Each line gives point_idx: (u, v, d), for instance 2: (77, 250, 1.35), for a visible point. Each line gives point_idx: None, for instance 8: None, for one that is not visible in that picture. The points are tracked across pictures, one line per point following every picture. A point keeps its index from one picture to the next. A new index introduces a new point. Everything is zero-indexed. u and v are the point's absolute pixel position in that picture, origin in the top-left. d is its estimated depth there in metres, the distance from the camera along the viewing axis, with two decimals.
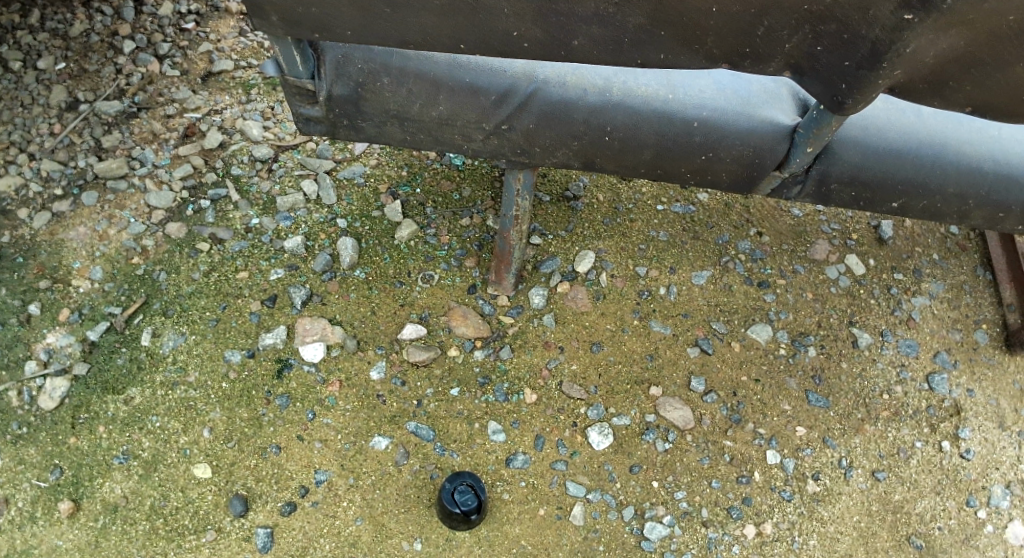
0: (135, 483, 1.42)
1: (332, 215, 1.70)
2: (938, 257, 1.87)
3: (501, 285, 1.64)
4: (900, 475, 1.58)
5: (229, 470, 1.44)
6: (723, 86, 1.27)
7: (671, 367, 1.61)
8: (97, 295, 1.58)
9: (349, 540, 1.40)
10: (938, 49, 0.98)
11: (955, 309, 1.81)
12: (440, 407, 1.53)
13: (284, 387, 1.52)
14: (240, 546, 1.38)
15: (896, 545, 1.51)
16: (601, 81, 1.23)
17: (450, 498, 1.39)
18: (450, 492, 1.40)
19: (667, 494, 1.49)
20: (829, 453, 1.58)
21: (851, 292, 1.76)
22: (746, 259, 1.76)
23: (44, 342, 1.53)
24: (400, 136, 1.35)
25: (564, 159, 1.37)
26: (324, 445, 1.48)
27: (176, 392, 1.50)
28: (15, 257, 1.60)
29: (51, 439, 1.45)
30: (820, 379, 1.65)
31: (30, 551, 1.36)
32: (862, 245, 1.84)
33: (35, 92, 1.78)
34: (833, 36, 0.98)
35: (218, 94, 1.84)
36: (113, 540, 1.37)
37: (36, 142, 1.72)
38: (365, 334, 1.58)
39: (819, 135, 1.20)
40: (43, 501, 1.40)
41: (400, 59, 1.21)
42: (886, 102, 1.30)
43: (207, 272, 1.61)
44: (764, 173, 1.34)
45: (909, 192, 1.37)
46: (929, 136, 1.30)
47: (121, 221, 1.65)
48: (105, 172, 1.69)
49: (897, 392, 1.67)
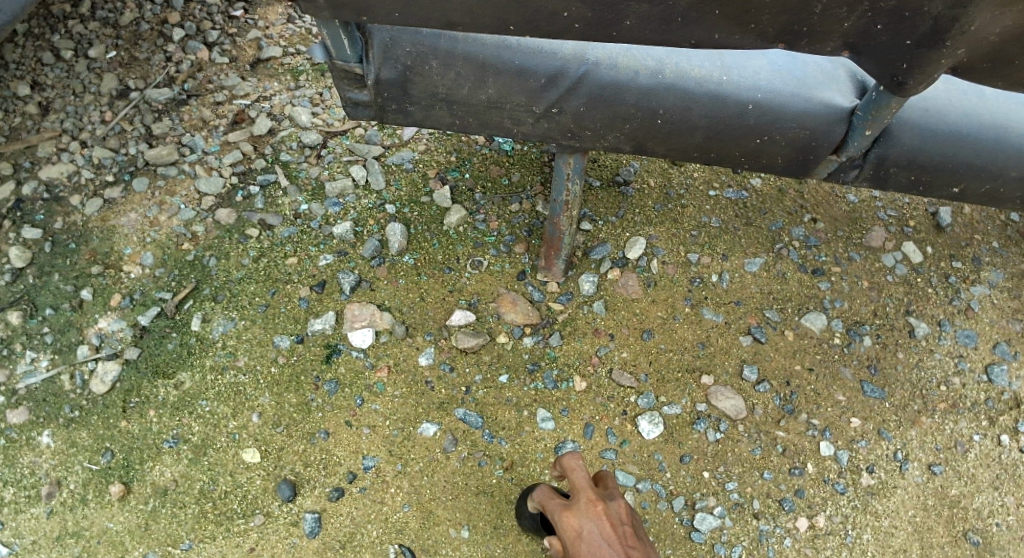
0: (184, 467, 1.44)
1: (380, 201, 1.70)
2: (998, 245, 1.81)
3: (550, 271, 1.62)
4: (957, 469, 1.56)
5: (278, 455, 1.46)
6: (778, 67, 1.24)
7: (723, 355, 1.59)
8: (148, 280, 1.59)
9: (396, 527, 1.42)
10: (1003, 26, 0.93)
11: (1015, 298, 1.75)
12: (489, 394, 1.53)
13: (333, 373, 1.52)
14: (287, 530, 1.41)
15: (952, 541, 1.51)
16: (653, 62, 1.21)
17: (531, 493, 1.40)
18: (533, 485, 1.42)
19: (718, 485, 1.49)
20: (884, 445, 1.56)
21: (908, 280, 1.72)
22: (800, 246, 1.72)
23: (96, 327, 1.55)
24: (448, 120, 1.34)
25: (615, 143, 1.34)
26: (373, 431, 1.48)
27: (226, 377, 1.51)
28: (67, 243, 1.62)
29: (102, 423, 1.47)
30: (876, 369, 1.62)
31: (82, 533, 1.39)
32: (919, 232, 1.79)
33: (86, 80, 1.79)
34: (892, 14, 0.95)
35: (267, 81, 1.85)
36: (163, 523, 1.40)
37: (88, 129, 1.74)
38: (414, 320, 1.58)
39: (877, 117, 1.18)
40: (95, 484, 1.42)
41: (449, 41, 1.20)
42: (946, 83, 1.26)
43: (256, 258, 1.62)
44: (819, 156, 1.31)
45: (970, 176, 1.34)
46: (991, 118, 1.27)
47: (171, 207, 1.66)
48: (155, 159, 1.70)
49: (955, 383, 1.63)
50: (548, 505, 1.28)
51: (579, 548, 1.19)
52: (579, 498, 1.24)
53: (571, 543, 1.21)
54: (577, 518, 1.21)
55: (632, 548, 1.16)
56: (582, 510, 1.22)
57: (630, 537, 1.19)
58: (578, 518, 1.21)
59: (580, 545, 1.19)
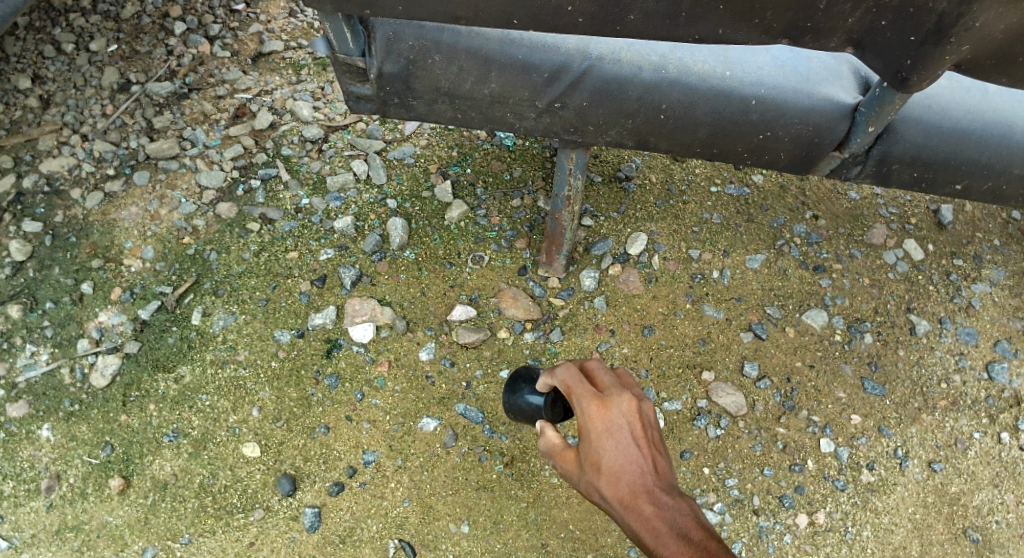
0: (184, 461, 1.44)
1: (381, 196, 1.70)
2: (999, 243, 1.81)
3: (551, 267, 1.62)
4: (957, 466, 1.56)
5: (278, 450, 1.46)
6: (782, 63, 1.24)
7: (724, 351, 1.59)
8: (148, 274, 1.59)
9: (396, 522, 1.42)
10: (1007, 23, 0.93)
11: (1016, 297, 1.75)
12: (489, 389, 1.53)
13: (333, 367, 1.52)
14: (287, 525, 1.41)
15: (952, 538, 1.51)
16: (656, 57, 1.21)
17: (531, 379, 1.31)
18: (534, 375, 1.33)
19: (718, 481, 1.49)
20: (884, 442, 1.56)
21: (909, 278, 1.72)
22: (802, 243, 1.72)
23: (96, 321, 1.54)
24: (450, 114, 1.34)
25: (618, 138, 1.34)
26: (373, 426, 1.48)
27: (226, 371, 1.50)
28: (68, 236, 1.62)
29: (102, 416, 1.47)
30: (877, 366, 1.62)
31: (81, 527, 1.39)
32: (920, 229, 1.79)
33: (88, 73, 1.79)
34: (897, 10, 0.95)
35: (268, 75, 1.85)
36: (163, 517, 1.40)
37: (89, 123, 1.73)
38: (415, 315, 1.58)
39: (881, 113, 1.18)
40: (95, 477, 1.42)
41: (452, 35, 1.20)
42: (950, 80, 1.26)
43: (257, 252, 1.62)
44: (823, 153, 1.31)
45: (973, 173, 1.33)
46: (995, 116, 1.26)
47: (172, 201, 1.66)
48: (156, 152, 1.70)
49: (955, 381, 1.63)
50: (573, 388, 1.08)
51: (604, 439, 1.01)
52: (614, 391, 1.07)
53: (592, 429, 1.03)
54: (612, 409, 1.03)
55: (663, 464, 1.02)
56: (621, 401, 1.04)
57: (660, 450, 1.04)
58: (612, 409, 1.03)
59: (606, 436, 1.01)
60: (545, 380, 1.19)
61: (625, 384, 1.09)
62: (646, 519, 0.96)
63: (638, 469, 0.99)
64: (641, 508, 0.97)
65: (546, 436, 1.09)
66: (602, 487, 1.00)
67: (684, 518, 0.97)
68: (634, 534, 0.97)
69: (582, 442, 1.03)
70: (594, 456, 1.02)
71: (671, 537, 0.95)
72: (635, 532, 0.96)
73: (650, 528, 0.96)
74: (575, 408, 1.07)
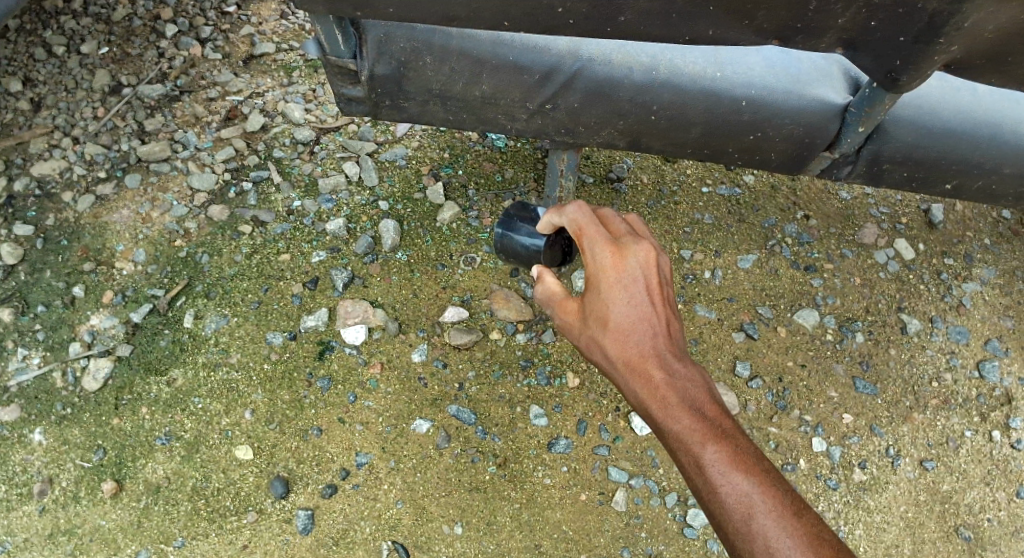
0: (177, 464, 1.44)
1: (373, 198, 1.70)
2: (990, 242, 1.82)
3: None
4: (948, 465, 1.56)
5: (271, 452, 1.46)
6: (773, 64, 1.23)
7: (716, 351, 1.59)
8: (140, 277, 1.59)
9: (389, 524, 1.42)
10: (998, 23, 0.93)
11: (1007, 296, 1.76)
12: (482, 391, 1.53)
13: (326, 369, 1.52)
14: (281, 527, 1.41)
15: (944, 536, 1.51)
16: (647, 58, 1.21)
17: (525, 219, 1.40)
18: (528, 209, 1.42)
19: None
20: (876, 441, 1.56)
21: (901, 277, 1.73)
22: (793, 243, 1.73)
23: (88, 324, 1.54)
24: (442, 115, 1.34)
25: (609, 139, 1.34)
26: (365, 428, 1.48)
27: (219, 373, 1.50)
28: (59, 240, 1.61)
29: (94, 420, 1.46)
30: (869, 365, 1.62)
31: (74, 531, 1.39)
32: (912, 229, 1.79)
33: (79, 76, 1.79)
34: (888, 9, 0.94)
35: (260, 77, 1.85)
36: (155, 520, 1.40)
37: (80, 125, 1.73)
38: (407, 317, 1.58)
39: (871, 113, 1.18)
40: (87, 481, 1.42)
41: (443, 37, 1.20)
42: (941, 80, 1.25)
43: (249, 255, 1.62)
44: (814, 152, 1.32)
45: (963, 172, 1.34)
46: (985, 116, 1.26)
47: (164, 204, 1.66)
48: (148, 155, 1.70)
49: (947, 379, 1.63)
50: (587, 232, 1.14)
51: (616, 290, 1.07)
52: (629, 240, 1.11)
53: (605, 278, 1.08)
54: (626, 259, 1.08)
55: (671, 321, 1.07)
56: (635, 251, 1.09)
57: (669, 303, 1.09)
58: (627, 257, 1.09)
59: (618, 286, 1.07)
60: (547, 218, 1.28)
61: (641, 235, 1.13)
62: (653, 379, 1.02)
63: (648, 330, 1.05)
64: (648, 369, 1.02)
65: (544, 282, 1.17)
66: (607, 342, 1.06)
67: (690, 387, 1.02)
68: (635, 393, 1.03)
69: (590, 290, 1.09)
70: (602, 308, 1.07)
71: (678, 403, 1.00)
72: (637, 392, 1.02)
73: (656, 392, 1.01)
74: (586, 255, 1.12)
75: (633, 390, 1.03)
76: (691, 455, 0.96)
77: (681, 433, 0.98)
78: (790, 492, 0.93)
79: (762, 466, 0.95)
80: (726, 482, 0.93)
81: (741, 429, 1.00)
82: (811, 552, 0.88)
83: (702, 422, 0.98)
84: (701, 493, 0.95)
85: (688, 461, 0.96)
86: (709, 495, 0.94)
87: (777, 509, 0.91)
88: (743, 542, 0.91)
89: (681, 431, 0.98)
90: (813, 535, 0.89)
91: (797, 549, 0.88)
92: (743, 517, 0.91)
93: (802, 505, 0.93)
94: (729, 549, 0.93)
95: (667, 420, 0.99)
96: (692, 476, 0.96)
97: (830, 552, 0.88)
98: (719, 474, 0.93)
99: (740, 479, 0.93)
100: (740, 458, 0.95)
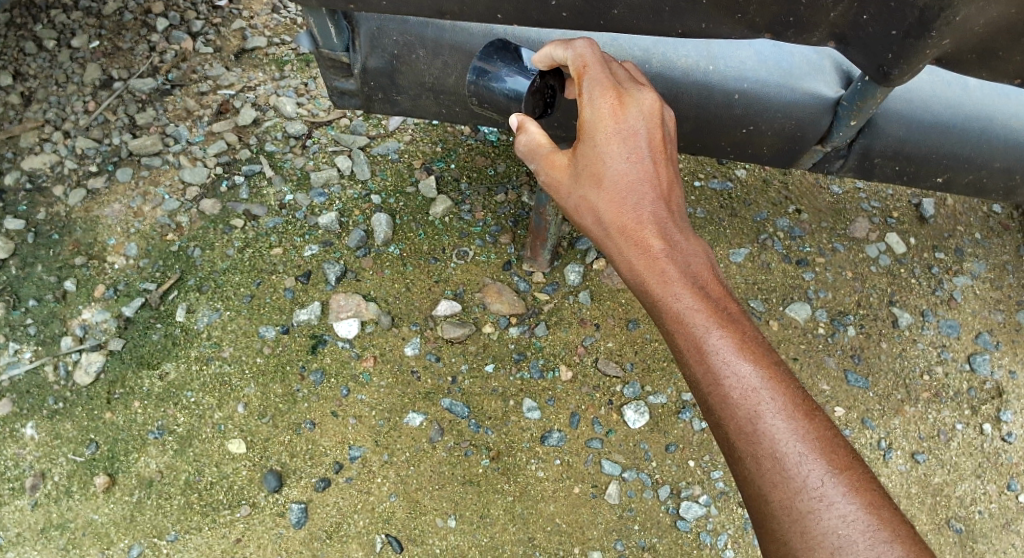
0: (170, 458, 1.44)
1: (366, 192, 1.70)
2: (981, 236, 1.83)
3: (536, 261, 1.63)
4: (940, 457, 1.57)
5: (264, 446, 1.45)
6: (765, 58, 1.22)
7: None
8: (132, 271, 1.58)
9: (383, 517, 1.42)
10: (988, 17, 0.93)
11: (997, 289, 1.76)
12: (475, 384, 1.53)
13: (319, 362, 1.52)
14: (274, 521, 1.41)
15: (936, 528, 1.52)
16: (640, 51, 1.21)
17: (508, 58, 1.13)
18: (510, 47, 1.14)
19: (703, 474, 1.51)
20: (868, 434, 1.57)
21: (892, 271, 1.73)
22: (786, 237, 1.73)
23: (80, 318, 1.54)
24: (434, 109, 1.34)
25: None
26: (359, 421, 1.48)
27: (211, 367, 1.50)
28: (50, 234, 1.61)
29: (87, 414, 1.46)
30: (860, 358, 1.63)
31: (66, 525, 1.38)
32: (903, 223, 1.80)
33: (69, 69, 1.78)
34: (878, 3, 0.94)
35: (251, 71, 1.84)
36: (149, 514, 1.40)
37: (70, 119, 1.72)
38: (400, 310, 1.58)
39: (863, 107, 1.17)
40: (79, 475, 1.42)
41: (436, 30, 1.20)
42: (932, 74, 1.25)
43: (241, 249, 1.61)
44: (805, 146, 1.32)
45: (954, 167, 1.34)
46: (976, 109, 1.26)
47: (156, 198, 1.65)
48: (139, 149, 1.69)
49: (938, 372, 1.64)
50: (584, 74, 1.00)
51: (614, 144, 0.95)
52: (631, 89, 0.99)
53: (601, 126, 0.96)
54: (626, 109, 0.96)
55: (670, 187, 0.97)
56: (638, 101, 0.97)
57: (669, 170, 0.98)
58: (629, 108, 0.96)
59: (616, 139, 0.95)
60: (547, 51, 1.05)
61: (644, 85, 1.01)
62: (651, 248, 0.91)
63: (648, 193, 0.94)
64: (646, 236, 0.92)
65: (528, 132, 1.04)
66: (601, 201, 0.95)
67: (691, 259, 0.91)
68: (629, 259, 0.93)
69: (583, 141, 0.97)
70: (595, 163, 0.96)
71: (678, 278, 0.89)
72: (632, 258, 0.92)
73: (654, 263, 0.90)
74: (581, 101, 0.99)
75: (626, 258, 0.93)
76: (691, 336, 0.85)
77: (682, 312, 0.87)
78: (798, 389, 0.84)
79: (770, 358, 0.85)
80: (731, 371, 0.82)
81: (745, 314, 0.90)
82: (821, 457, 0.78)
83: (704, 301, 0.88)
84: (700, 382, 0.85)
85: (688, 343, 0.86)
86: (708, 385, 0.84)
87: (785, 407, 0.81)
88: (745, 441, 0.81)
89: (679, 305, 0.88)
90: (822, 437, 0.80)
91: (806, 451, 0.79)
92: (748, 412, 0.81)
93: (811, 404, 0.83)
94: (723, 445, 0.84)
95: (666, 296, 0.89)
96: (691, 359, 0.85)
97: (842, 459, 0.78)
98: (724, 362, 0.83)
99: (746, 367, 0.83)
100: (747, 345, 0.85)
